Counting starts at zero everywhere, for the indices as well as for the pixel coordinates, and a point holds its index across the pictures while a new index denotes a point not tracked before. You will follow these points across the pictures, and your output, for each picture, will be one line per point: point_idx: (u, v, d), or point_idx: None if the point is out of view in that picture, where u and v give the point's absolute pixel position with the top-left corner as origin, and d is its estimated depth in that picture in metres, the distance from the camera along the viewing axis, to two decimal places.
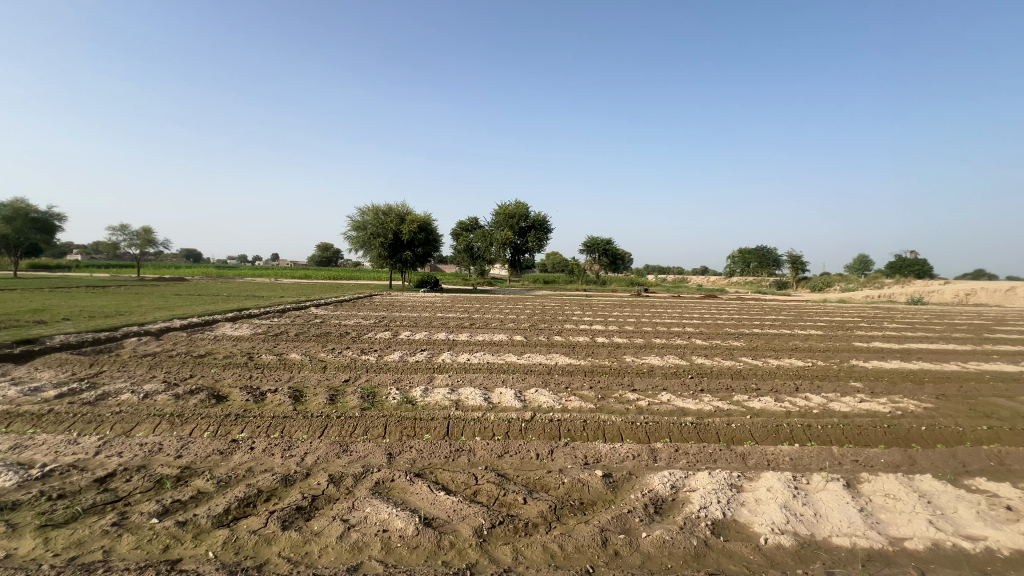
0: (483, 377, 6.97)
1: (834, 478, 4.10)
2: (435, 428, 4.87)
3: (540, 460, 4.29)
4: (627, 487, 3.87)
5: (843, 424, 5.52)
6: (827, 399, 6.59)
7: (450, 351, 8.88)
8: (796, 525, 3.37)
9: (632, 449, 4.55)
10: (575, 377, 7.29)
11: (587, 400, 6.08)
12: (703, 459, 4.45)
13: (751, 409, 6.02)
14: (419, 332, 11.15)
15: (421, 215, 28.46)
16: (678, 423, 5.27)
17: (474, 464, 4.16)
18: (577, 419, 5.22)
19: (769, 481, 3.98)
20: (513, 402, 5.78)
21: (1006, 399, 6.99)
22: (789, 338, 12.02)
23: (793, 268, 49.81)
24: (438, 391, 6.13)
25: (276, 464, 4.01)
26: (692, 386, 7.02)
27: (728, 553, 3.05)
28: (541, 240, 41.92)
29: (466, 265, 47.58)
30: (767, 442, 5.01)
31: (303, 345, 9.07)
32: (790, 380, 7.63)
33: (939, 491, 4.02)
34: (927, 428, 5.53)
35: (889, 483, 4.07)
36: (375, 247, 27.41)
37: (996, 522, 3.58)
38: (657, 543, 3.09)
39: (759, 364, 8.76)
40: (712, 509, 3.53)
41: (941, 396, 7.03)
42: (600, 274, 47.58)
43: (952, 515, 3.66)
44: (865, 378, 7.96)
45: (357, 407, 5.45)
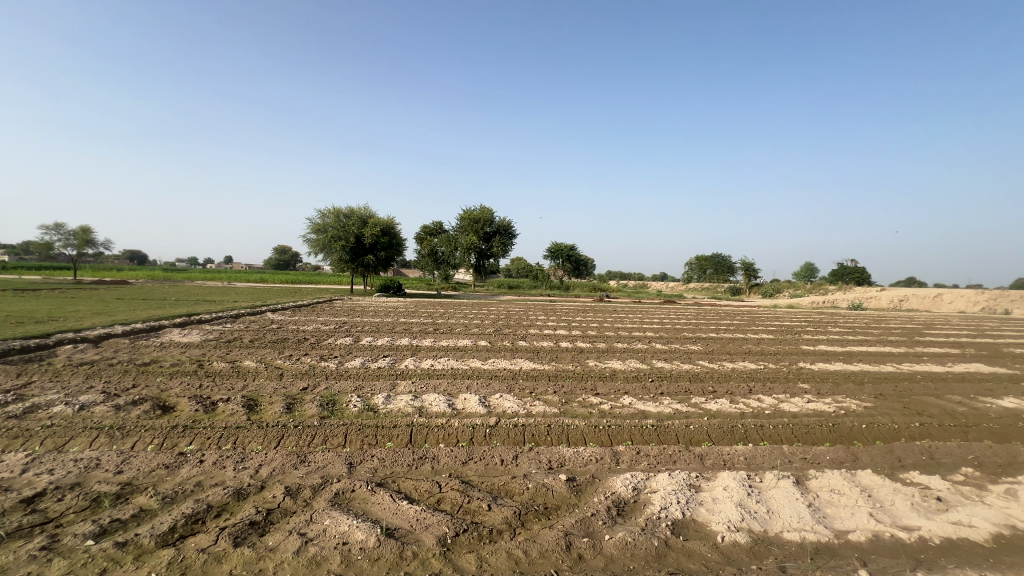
0: (447, 383, 6.90)
1: (785, 476, 4.29)
2: (398, 436, 4.77)
3: (504, 466, 4.28)
4: (591, 491, 3.91)
5: (792, 423, 5.79)
6: (778, 400, 6.92)
7: (414, 357, 8.75)
8: (751, 522, 3.50)
9: (595, 453, 4.61)
10: (540, 382, 7.32)
11: (551, 405, 6.12)
12: (664, 460, 4.57)
13: (709, 410, 6.24)
14: (382, 337, 10.90)
15: (384, 218, 27.96)
16: (639, 426, 5.38)
17: (438, 471, 4.10)
18: (542, 424, 5.24)
19: (725, 481, 4.12)
20: (478, 408, 5.74)
21: (936, 398, 7.55)
22: (743, 341, 12.57)
23: (746, 275, 52.12)
24: (400, 398, 6.01)
25: (228, 478, 3.81)
26: (653, 389, 7.20)
27: (688, 552, 3.14)
28: (507, 246, 42.08)
29: (429, 270, 47.01)
30: (723, 442, 5.20)
31: (258, 352, 8.68)
32: (744, 382, 7.96)
33: (879, 485, 4.28)
34: (867, 426, 5.89)
35: (834, 479, 4.30)
36: (335, 250, 26.67)
37: (928, 513, 3.85)
38: (620, 544, 3.14)
39: (716, 367, 9.10)
40: (671, 510, 3.62)
41: (880, 395, 7.52)
42: (564, 280, 48.27)
43: (890, 507, 3.91)
44: (812, 379, 8.41)
45: (316, 415, 5.28)
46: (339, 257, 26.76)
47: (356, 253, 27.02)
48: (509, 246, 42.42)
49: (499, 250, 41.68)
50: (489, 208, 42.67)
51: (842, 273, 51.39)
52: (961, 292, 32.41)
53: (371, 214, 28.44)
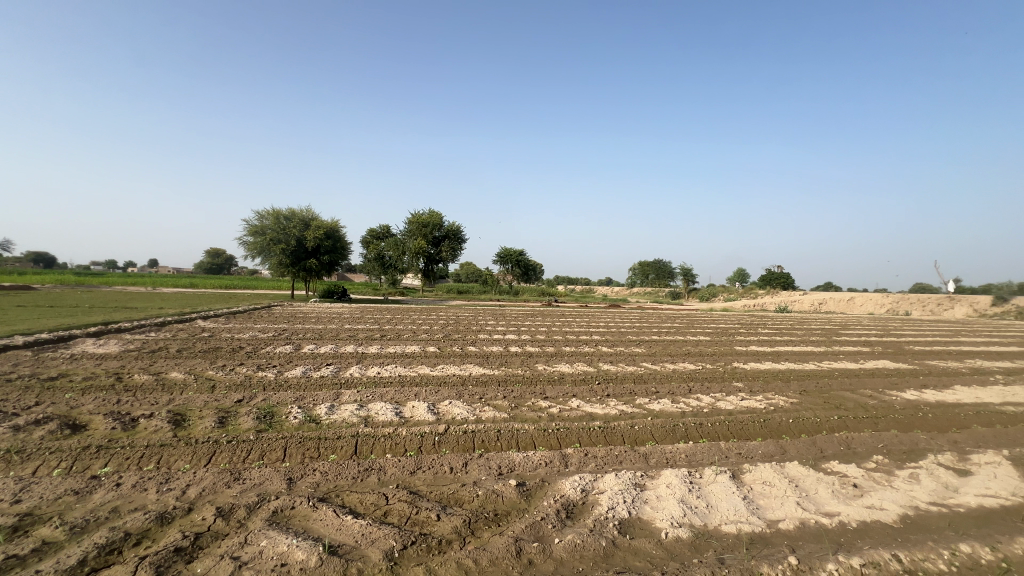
0: (394, 390, 6.72)
1: (723, 471, 4.53)
2: (342, 448, 4.58)
3: (453, 474, 4.22)
4: (540, 495, 3.93)
5: (727, 420, 6.14)
6: (715, 399, 7.31)
7: (360, 365, 8.46)
8: (692, 518, 3.66)
9: (544, 456, 4.64)
10: (489, 387, 7.30)
11: (501, 410, 6.12)
12: (610, 461, 4.68)
13: (652, 411, 6.47)
14: (325, 345, 10.45)
15: (328, 220, 26.83)
16: (587, 429, 5.48)
17: (385, 483, 3.97)
18: (491, 430, 5.22)
19: (668, 478, 4.28)
20: (426, 415, 5.63)
21: (851, 392, 8.28)
22: (683, 344, 13.22)
23: (684, 280, 54.92)
24: (345, 407, 5.79)
25: (150, 501, 3.49)
26: (600, 392, 7.37)
27: (634, 550, 3.22)
28: (456, 251, 41.67)
29: (375, 274, 45.66)
30: (665, 441, 5.41)
31: (187, 362, 8.06)
32: (683, 382, 8.35)
33: (804, 475, 4.62)
34: (793, 420, 6.35)
35: (765, 472, 4.59)
36: (274, 254, 25.33)
37: (846, 499, 4.20)
38: (570, 547, 3.17)
39: (658, 368, 9.50)
40: (618, 509, 3.71)
41: (803, 391, 8.14)
42: (513, 285, 48.67)
43: (814, 495, 4.22)
44: (745, 378, 8.97)
45: (252, 429, 4.96)
46: (278, 260, 25.37)
47: (297, 257, 25.81)
48: (458, 251, 41.91)
49: (447, 255, 41.00)
50: (438, 213, 42.25)
51: (769, 278, 55.30)
52: (869, 295, 35.86)
53: (314, 215, 27.27)
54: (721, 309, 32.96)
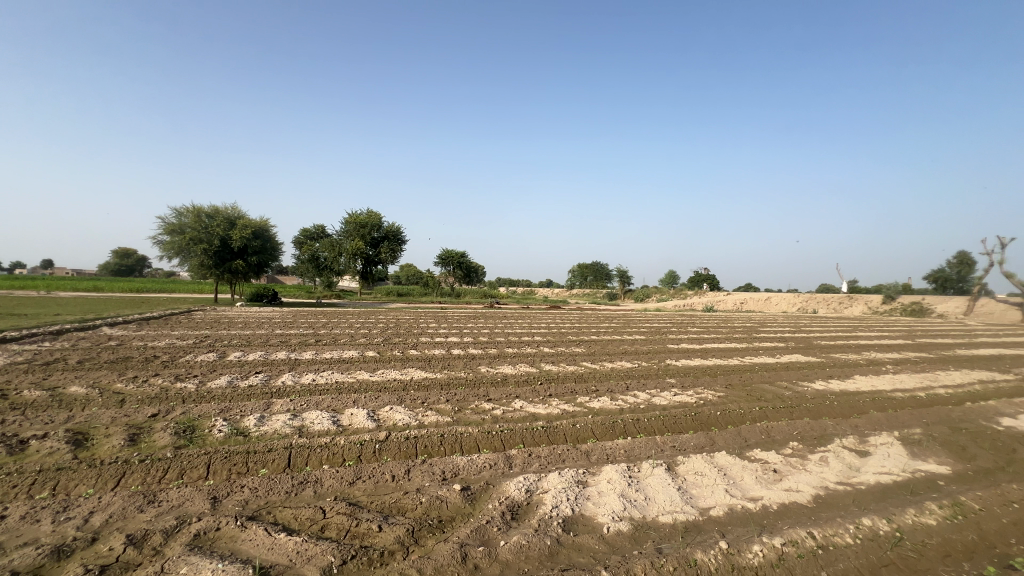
0: (331, 398, 6.42)
1: (659, 464, 4.74)
2: (275, 461, 4.31)
3: (395, 482, 4.09)
4: (485, 498, 3.91)
5: (662, 415, 6.44)
6: (651, 395, 7.64)
7: (293, 372, 8.01)
8: (631, 511, 3.79)
9: (488, 459, 4.62)
10: (432, 391, 7.17)
11: (444, 414, 6.02)
12: (554, 460, 4.75)
13: (592, 409, 6.66)
14: (252, 352, 9.76)
15: (256, 218, 25.20)
16: (530, 429, 5.53)
17: (322, 496, 3.77)
18: (434, 434, 5.13)
19: (608, 474, 4.42)
20: (366, 423, 5.42)
21: (769, 385, 9.00)
22: (620, 343, 13.76)
23: (620, 281, 57.17)
24: (276, 418, 5.45)
25: (44, 534, 3.08)
26: (542, 392, 7.46)
27: (578, 547, 3.28)
28: (396, 252, 40.70)
29: (308, 276, 43.42)
30: (605, 437, 5.58)
31: (89, 375, 7.21)
32: (621, 380, 8.67)
33: (731, 463, 4.94)
34: (721, 412, 6.78)
35: (697, 462, 4.86)
36: (194, 254, 23.40)
37: (768, 483, 4.55)
38: (515, 548, 3.17)
39: (597, 367, 9.81)
40: (562, 508, 3.77)
41: (729, 385, 8.74)
42: (455, 286, 48.33)
43: (741, 482, 4.52)
44: (677, 374, 9.47)
45: (170, 446, 4.53)
46: (199, 261, 23.42)
47: (221, 258, 24.00)
48: (397, 252, 40.84)
49: (386, 256, 39.79)
50: (377, 213, 41.04)
51: (697, 280, 58.97)
52: (783, 295, 39.17)
53: (240, 213, 25.51)
54: (654, 309, 34.58)
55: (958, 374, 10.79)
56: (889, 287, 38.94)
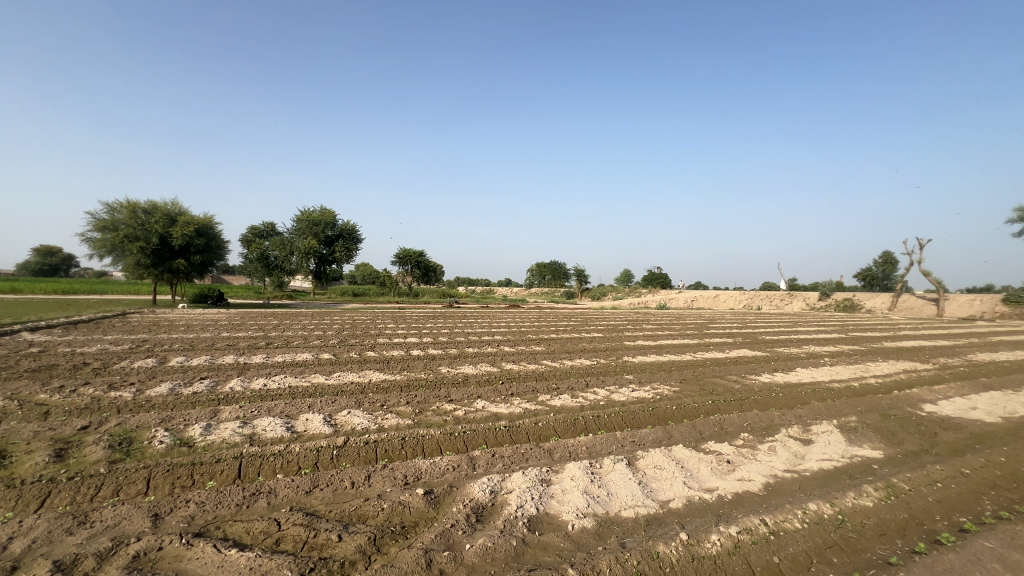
0: (285, 403, 6.13)
1: (620, 460, 4.83)
2: (223, 472, 4.07)
3: (355, 489, 3.95)
4: (449, 501, 3.84)
5: (621, 411, 6.58)
6: (610, 391, 7.79)
7: (243, 377, 7.59)
8: (595, 507, 3.84)
9: (451, 461, 4.55)
10: (391, 393, 7.00)
11: (404, 416, 5.88)
12: (517, 460, 4.74)
13: (554, 407, 6.71)
14: (197, 356, 9.18)
15: (199, 215, 23.78)
16: (492, 429, 5.51)
17: (277, 507, 3.59)
18: (395, 437, 5.00)
19: (572, 471, 4.46)
20: (322, 428, 5.21)
21: (720, 378, 9.41)
22: (578, 340, 13.99)
23: (578, 280, 58.12)
24: (224, 426, 5.14)
25: None
26: (503, 391, 7.45)
27: (543, 546, 3.29)
28: (352, 251, 39.58)
29: (257, 275, 41.43)
30: (567, 435, 5.63)
31: (6, 386, 6.53)
32: (581, 377, 8.81)
33: (688, 456, 5.11)
34: (676, 407, 7.01)
35: (656, 456, 5.00)
36: (129, 253, 21.78)
37: (722, 474, 4.73)
38: (481, 551, 3.14)
39: (557, 365, 9.92)
40: (527, 507, 3.76)
41: (683, 380, 9.06)
42: (412, 286, 47.56)
43: (698, 474, 4.68)
44: (635, 370, 9.73)
45: (103, 461, 4.17)
46: (134, 260, 21.81)
47: (160, 258, 22.51)
48: (352, 251, 39.66)
49: (341, 255, 38.52)
50: (330, 211, 39.72)
51: (650, 279, 60.89)
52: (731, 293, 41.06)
53: (181, 209, 23.98)
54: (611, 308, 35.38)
55: (886, 364, 11.70)
56: (823, 284, 41.71)
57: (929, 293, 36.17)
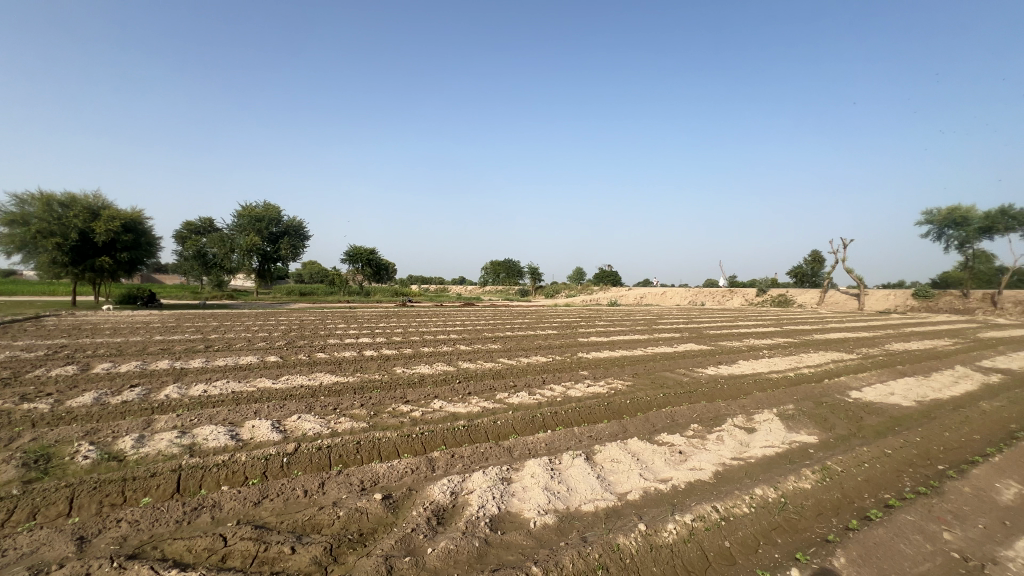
0: (228, 410, 5.77)
1: (579, 455, 4.91)
2: (159, 487, 3.77)
3: (308, 497, 3.77)
4: (408, 505, 3.75)
5: (578, 407, 6.69)
6: (566, 387, 7.91)
7: (180, 383, 7.08)
8: (556, 503, 3.88)
9: (410, 464, 4.44)
10: (345, 396, 6.76)
11: (358, 420, 5.69)
12: (477, 459, 4.70)
13: (512, 404, 6.72)
14: (126, 362, 8.46)
15: (126, 209, 21.99)
16: (451, 429, 5.43)
17: (222, 521, 3.36)
18: (350, 442, 4.83)
19: (532, 468, 4.48)
20: (270, 435, 4.94)
21: (670, 372, 9.78)
22: (534, 338, 14.13)
23: (532, 278, 58.59)
24: (160, 437, 4.76)
25: None
26: (461, 391, 7.37)
27: (506, 545, 3.28)
28: (298, 249, 37.99)
29: (193, 274, 38.84)
30: (526, 432, 5.65)
31: None
32: (538, 374, 8.89)
33: (643, 448, 5.26)
34: (630, 401, 7.21)
35: (613, 450, 5.11)
36: (44, 250, 19.80)
37: (675, 464, 4.91)
38: (443, 555, 3.08)
39: (514, 363, 9.96)
40: (488, 507, 3.73)
41: (636, 374, 9.35)
42: (364, 284, 46.20)
43: (653, 466, 4.83)
44: (589, 366, 9.94)
45: (16, 481, 3.75)
46: (49, 258, 19.89)
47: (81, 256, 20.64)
48: (298, 249, 37.93)
49: (286, 252, 36.71)
50: (275, 206, 37.90)
51: (602, 277, 62.42)
52: (677, 290, 42.80)
53: (105, 203, 22.07)
54: (565, 305, 35.99)
55: (816, 355, 12.62)
56: (760, 281, 44.39)
57: (852, 289, 39.35)
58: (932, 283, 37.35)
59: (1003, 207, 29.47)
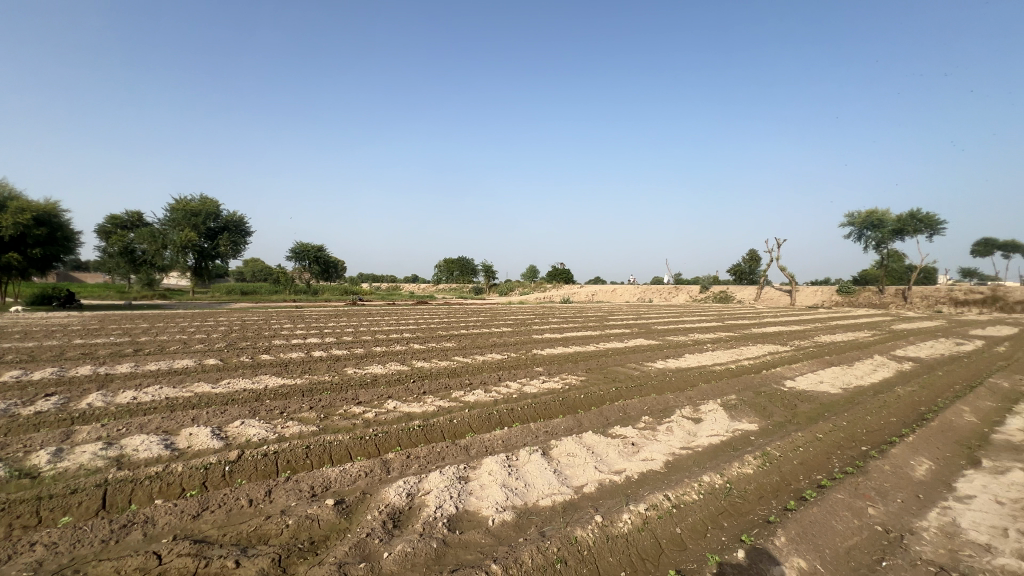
0: (162, 417, 5.35)
1: (535, 450, 4.94)
2: (82, 505, 3.44)
3: (254, 507, 3.56)
4: (362, 509, 3.63)
5: (534, 403, 6.74)
6: (522, 384, 7.96)
7: (105, 390, 6.49)
8: (514, 499, 3.88)
9: (363, 467, 4.31)
10: (292, 398, 6.46)
11: (307, 423, 5.45)
12: (433, 459, 4.62)
13: (468, 402, 6.68)
14: (40, 369, 7.66)
15: (39, 201, 20.04)
16: (406, 429, 5.32)
17: (156, 538, 3.11)
18: (299, 446, 4.61)
19: (489, 466, 4.46)
20: (210, 442, 4.64)
21: (621, 366, 10.07)
22: (489, 335, 14.13)
23: (486, 276, 58.51)
24: (82, 449, 4.34)
25: None
26: (416, 390, 7.24)
27: (464, 544, 3.24)
28: (238, 245, 36.35)
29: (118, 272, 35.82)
30: (482, 430, 5.63)
31: None
32: (493, 372, 8.88)
33: (597, 441, 5.37)
34: (584, 395, 7.35)
35: (569, 444, 5.18)
36: None
37: (628, 456, 5.05)
38: (400, 558, 3.00)
39: (469, 361, 9.90)
40: (445, 507, 3.68)
41: (589, 369, 9.55)
42: (311, 283, 44.40)
43: (607, 458, 4.94)
44: (544, 362, 10.05)
45: None
46: None
47: None
48: (239, 246, 36.13)
49: (225, 250, 34.84)
50: (212, 200, 35.82)
51: (555, 275, 63.32)
52: (627, 287, 44.16)
53: (13, 193, 20.00)
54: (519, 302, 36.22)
55: (755, 348, 13.42)
56: (704, 279, 46.64)
57: (784, 285, 42.21)
58: (854, 280, 40.67)
59: (913, 211, 32.53)
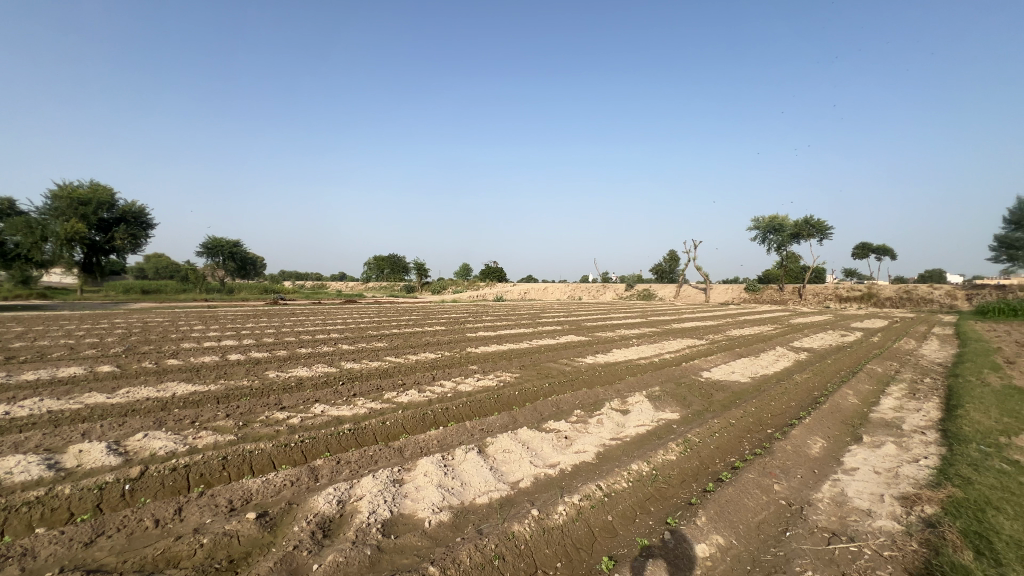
0: (44, 433, 4.68)
1: (472, 449, 4.91)
2: None
3: (162, 528, 3.23)
4: (288, 520, 3.41)
5: (469, 401, 6.71)
6: (456, 383, 7.88)
7: None
8: (450, 499, 3.84)
9: (289, 475, 4.05)
10: (206, 406, 5.93)
11: (224, 432, 5.02)
12: (365, 464, 4.45)
13: (401, 403, 6.50)
14: None
15: None
16: (336, 433, 5.08)
17: (38, 572, 2.71)
18: (214, 458, 4.25)
19: (424, 467, 4.37)
20: (106, 459, 4.12)
21: (554, 362, 10.30)
22: (422, 334, 13.84)
23: (418, 275, 57.27)
24: None
25: None
26: (345, 392, 6.92)
27: (400, 549, 3.16)
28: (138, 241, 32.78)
29: None
30: (416, 431, 5.51)
31: None
32: (427, 371, 8.73)
33: (532, 437, 5.45)
34: (519, 392, 7.44)
35: (505, 441, 5.22)
36: None
37: (562, 449, 5.18)
38: (331, 569, 2.87)
39: (401, 360, 9.65)
40: (380, 512, 3.56)
41: (523, 366, 9.66)
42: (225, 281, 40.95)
43: (542, 452, 5.04)
44: (479, 360, 10.04)
45: None
46: None
47: None
48: (139, 240, 32.77)
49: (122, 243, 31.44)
50: (105, 189, 31.86)
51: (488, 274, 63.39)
52: (558, 285, 45.26)
53: None
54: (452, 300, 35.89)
55: (676, 342, 14.33)
56: (630, 277, 49.02)
57: (701, 283, 45.44)
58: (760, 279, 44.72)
59: (807, 218, 36.37)
